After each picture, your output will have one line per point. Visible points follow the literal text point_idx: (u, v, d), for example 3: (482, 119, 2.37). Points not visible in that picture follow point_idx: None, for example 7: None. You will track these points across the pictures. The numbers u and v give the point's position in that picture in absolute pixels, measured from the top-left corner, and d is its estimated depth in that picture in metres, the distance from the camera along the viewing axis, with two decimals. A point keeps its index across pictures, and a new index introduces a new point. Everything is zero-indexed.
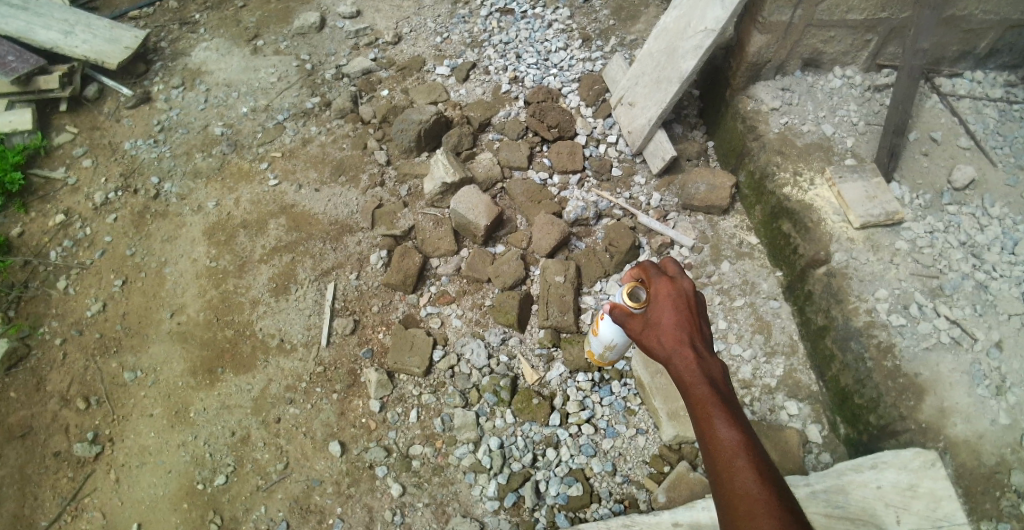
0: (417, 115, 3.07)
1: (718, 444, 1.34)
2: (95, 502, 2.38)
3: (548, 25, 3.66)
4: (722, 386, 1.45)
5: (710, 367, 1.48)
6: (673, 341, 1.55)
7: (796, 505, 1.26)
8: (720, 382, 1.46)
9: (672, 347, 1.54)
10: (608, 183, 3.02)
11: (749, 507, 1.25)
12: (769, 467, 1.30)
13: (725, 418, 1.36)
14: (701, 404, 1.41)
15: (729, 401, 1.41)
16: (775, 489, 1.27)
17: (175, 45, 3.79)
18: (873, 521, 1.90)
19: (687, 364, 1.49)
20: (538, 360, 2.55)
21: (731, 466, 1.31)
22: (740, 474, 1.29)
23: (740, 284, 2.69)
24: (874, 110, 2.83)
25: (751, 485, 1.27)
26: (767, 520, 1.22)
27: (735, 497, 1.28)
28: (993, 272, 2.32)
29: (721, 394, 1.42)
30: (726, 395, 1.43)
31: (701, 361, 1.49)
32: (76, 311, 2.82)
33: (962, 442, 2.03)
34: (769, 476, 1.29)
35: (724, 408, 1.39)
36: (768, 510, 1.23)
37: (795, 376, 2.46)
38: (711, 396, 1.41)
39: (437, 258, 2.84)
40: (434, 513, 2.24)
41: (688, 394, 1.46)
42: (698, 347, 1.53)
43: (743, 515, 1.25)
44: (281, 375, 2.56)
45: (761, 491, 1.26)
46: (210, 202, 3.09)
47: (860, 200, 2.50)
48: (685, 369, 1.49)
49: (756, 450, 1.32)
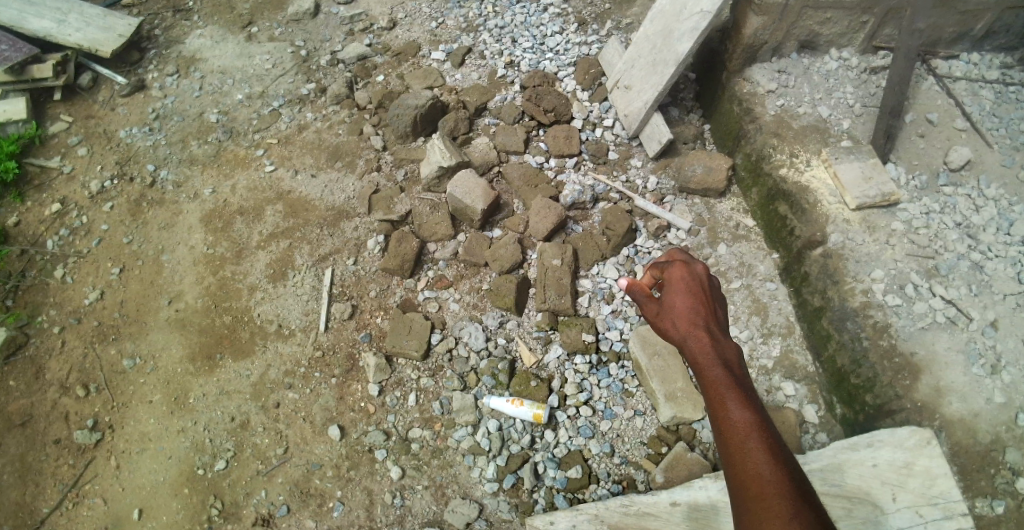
0: (413, 100, 3.06)
1: (730, 426, 1.34)
2: (96, 489, 2.39)
3: (544, 9, 3.64)
4: (736, 370, 1.46)
5: (724, 350, 1.49)
6: (687, 324, 1.55)
7: (808, 489, 1.25)
8: (734, 365, 1.47)
9: (686, 330, 1.54)
10: (605, 167, 3.02)
11: (759, 488, 1.25)
12: (782, 450, 1.30)
13: (739, 402, 1.37)
14: (714, 386, 1.42)
15: (742, 384, 1.42)
16: (788, 472, 1.26)
17: (169, 33, 3.77)
18: (870, 498, 1.91)
19: (702, 347, 1.50)
20: (535, 342, 2.57)
21: (742, 447, 1.31)
22: (751, 455, 1.29)
23: (737, 266, 2.70)
24: (871, 92, 2.81)
25: (762, 466, 1.27)
26: (778, 500, 1.21)
27: (745, 477, 1.27)
28: (989, 253, 2.33)
29: (735, 377, 1.43)
30: (741, 379, 1.44)
31: (716, 345, 1.50)
32: (74, 299, 2.82)
33: (957, 420, 2.05)
34: (782, 459, 1.28)
35: (737, 391, 1.40)
36: (779, 491, 1.23)
37: (792, 357, 2.48)
38: (726, 380, 1.42)
39: (433, 242, 2.84)
40: (433, 495, 2.26)
41: (702, 377, 1.46)
42: (713, 331, 1.53)
43: (753, 496, 1.25)
44: (280, 360, 2.57)
45: (772, 472, 1.25)
46: (206, 188, 3.08)
47: (856, 182, 2.50)
48: (700, 351, 1.49)
49: (770, 433, 1.32)
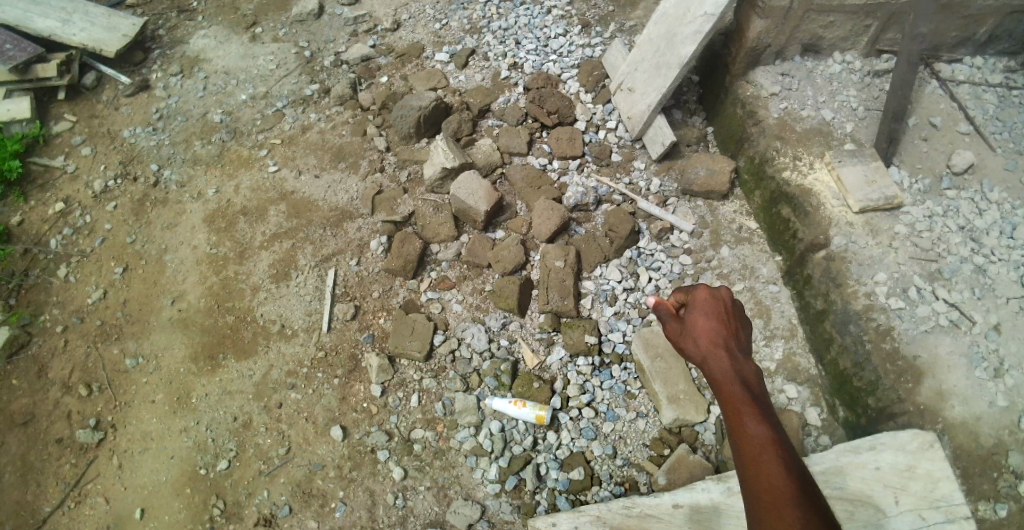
0: (417, 101, 3.06)
1: (746, 438, 1.35)
2: (97, 488, 2.39)
3: (547, 11, 3.65)
4: (754, 387, 1.46)
5: (743, 368, 1.50)
6: (708, 343, 1.56)
7: (821, 500, 1.25)
8: (752, 383, 1.48)
9: (706, 349, 1.55)
10: (608, 169, 3.03)
11: (772, 496, 1.25)
12: (797, 463, 1.30)
13: (755, 416, 1.38)
14: (731, 401, 1.43)
15: (761, 400, 1.42)
16: (802, 483, 1.26)
17: (173, 33, 3.78)
18: (871, 502, 1.90)
19: (722, 364, 1.50)
20: (538, 344, 2.57)
21: (756, 458, 1.31)
22: (766, 465, 1.29)
23: (740, 268, 2.70)
24: (874, 96, 2.82)
25: (775, 475, 1.27)
26: (791, 509, 1.22)
27: (759, 486, 1.28)
28: (992, 257, 2.32)
29: (752, 393, 1.44)
30: (759, 396, 1.44)
31: (735, 363, 1.51)
32: (77, 299, 2.82)
33: (959, 424, 2.05)
34: (796, 471, 1.28)
35: (754, 405, 1.40)
36: (793, 500, 1.23)
37: (794, 360, 2.48)
38: (743, 396, 1.43)
39: (436, 244, 2.84)
40: (435, 496, 2.26)
41: (720, 392, 1.47)
42: (733, 350, 1.53)
43: (765, 505, 1.25)
44: (283, 361, 2.57)
45: (785, 480, 1.26)
46: (209, 189, 3.09)
47: (859, 185, 2.50)
48: (719, 369, 1.50)
49: (785, 446, 1.32)
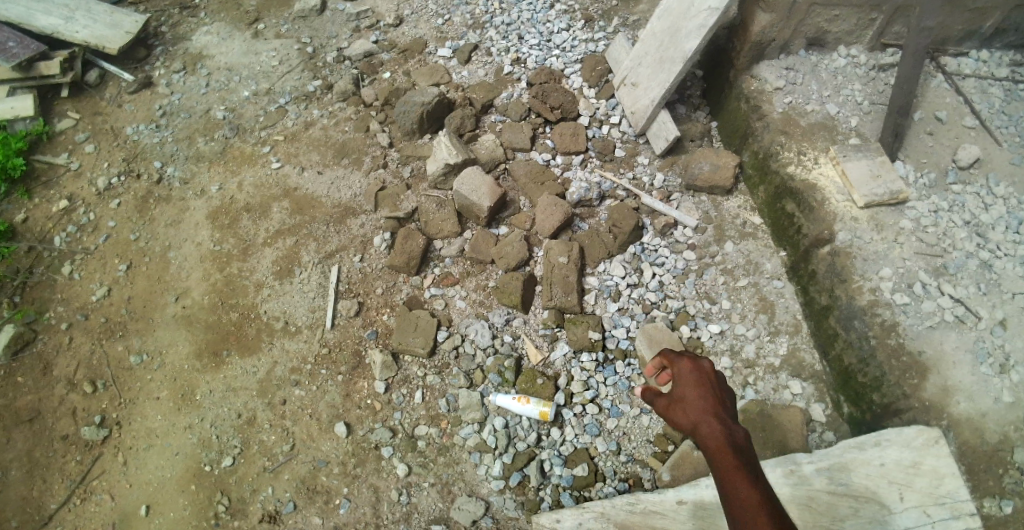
0: (419, 97, 3.06)
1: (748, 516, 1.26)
2: (103, 484, 2.40)
3: (550, 6, 3.63)
4: (748, 455, 1.39)
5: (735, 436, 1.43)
6: (697, 412, 1.49)
7: None
8: (745, 451, 1.40)
9: (695, 418, 1.48)
10: (611, 164, 3.02)
11: None
12: None
13: (755, 493, 1.29)
14: (726, 471, 1.36)
15: (756, 468, 1.36)
16: None
17: (176, 30, 3.78)
18: (876, 498, 1.89)
19: (713, 433, 1.43)
20: (542, 340, 2.56)
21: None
22: None
23: (744, 264, 2.69)
24: (879, 90, 2.80)
25: None
26: None
27: None
28: (997, 252, 2.31)
29: (746, 461, 1.37)
30: (752, 462, 1.38)
31: (727, 431, 1.43)
32: (82, 296, 2.83)
33: (965, 420, 2.04)
34: None
35: (751, 476, 1.34)
36: None
37: (799, 355, 2.47)
38: (739, 468, 1.35)
39: (440, 240, 2.84)
40: (440, 492, 2.26)
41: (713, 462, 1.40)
42: (723, 418, 1.46)
43: None
44: (287, 357, 2.57)
45: None
46: (213, 185, 3.09)
47: (864, 180, 2.49)
48: (711, 438, 1.43)
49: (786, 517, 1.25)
